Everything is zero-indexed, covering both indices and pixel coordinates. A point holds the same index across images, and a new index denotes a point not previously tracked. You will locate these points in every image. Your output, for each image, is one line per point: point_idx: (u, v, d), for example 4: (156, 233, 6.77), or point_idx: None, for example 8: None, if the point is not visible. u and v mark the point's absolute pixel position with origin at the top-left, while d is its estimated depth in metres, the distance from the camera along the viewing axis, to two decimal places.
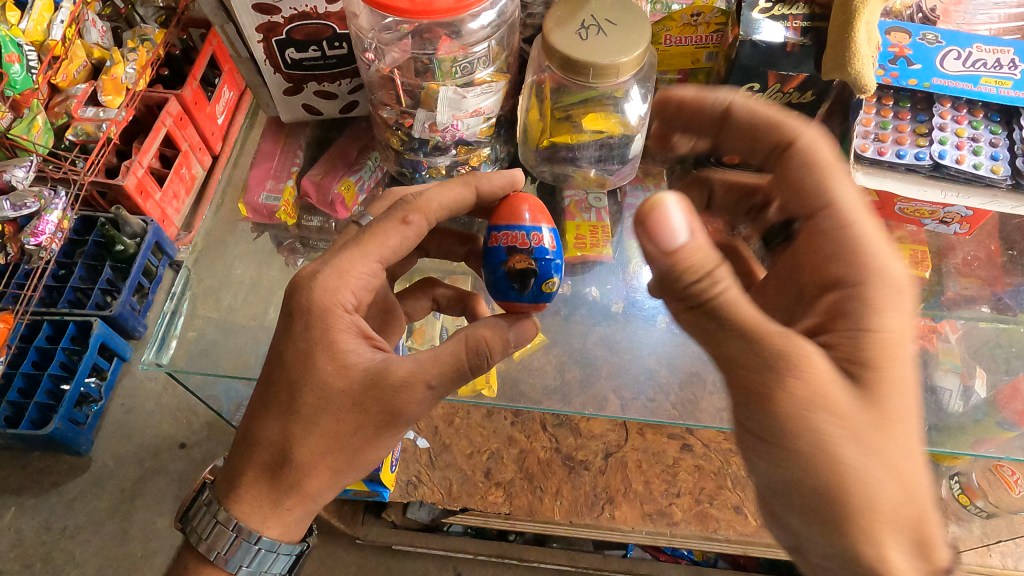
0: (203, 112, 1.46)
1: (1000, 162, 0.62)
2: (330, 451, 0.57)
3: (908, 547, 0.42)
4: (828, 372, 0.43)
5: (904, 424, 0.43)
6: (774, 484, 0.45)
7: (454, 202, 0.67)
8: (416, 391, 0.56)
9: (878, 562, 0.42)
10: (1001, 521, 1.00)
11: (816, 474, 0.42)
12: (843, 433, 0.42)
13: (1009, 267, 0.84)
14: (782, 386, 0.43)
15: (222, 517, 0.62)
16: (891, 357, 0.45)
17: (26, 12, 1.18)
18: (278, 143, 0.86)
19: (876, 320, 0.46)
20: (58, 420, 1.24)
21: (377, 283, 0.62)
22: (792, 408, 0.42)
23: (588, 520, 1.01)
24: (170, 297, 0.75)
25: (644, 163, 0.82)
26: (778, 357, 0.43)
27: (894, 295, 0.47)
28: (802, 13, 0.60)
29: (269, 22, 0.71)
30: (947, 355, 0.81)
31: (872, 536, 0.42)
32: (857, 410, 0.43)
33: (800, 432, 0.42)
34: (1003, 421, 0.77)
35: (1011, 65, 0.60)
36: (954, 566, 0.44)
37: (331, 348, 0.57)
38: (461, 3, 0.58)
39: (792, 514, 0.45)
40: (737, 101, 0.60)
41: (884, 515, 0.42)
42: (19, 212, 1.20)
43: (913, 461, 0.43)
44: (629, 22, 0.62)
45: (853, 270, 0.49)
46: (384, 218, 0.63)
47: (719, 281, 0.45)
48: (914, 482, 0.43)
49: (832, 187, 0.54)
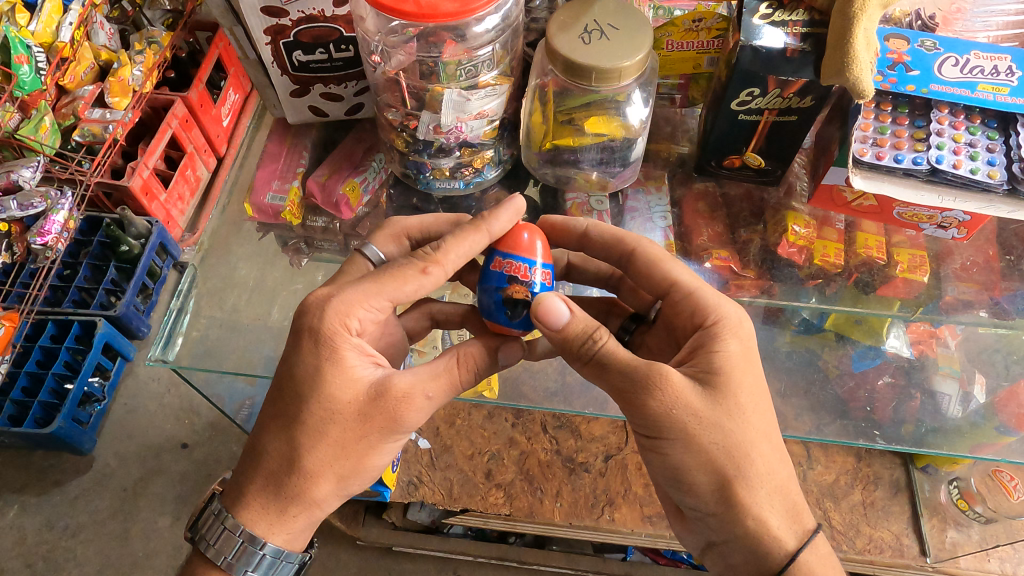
0: (208, 114, 1.46)
1: (996, 167, 0.62)
2: (336, 456, 0.59)
3: (769, 497, 0.57)
4: (687, 390, 0.55)
5: (753, 413, 0.57)
6: (670, 475, 0.58)
7: (470, 252, 0.63)
8: (416, 403, 0.58)
9: (749, 513, 0.56)
10: (1000, 526, 1.01)
11: (691, 459, 0.55)
12: (704, 430, 0.55)
13: (1007, 272, 0.81)
14: (652, 398, 0.55)
15: (229, 523, 0.63)
16: (734, 366, 0.58)
17: (35, 13, 1.23)
18: (283, 144, 0.86)
19: (719, 345, 0.59)
20: (62, 419, 1.25)
21: (384, 317, 0.62)
22: (661, 421, 0.55)
23: (588, 522, 1.01)
24: (176, 294, 0.77)
25: (646, 166, 0.84)
26: (644, 376, 0.55)
27: (732, 323, 0.61)
28: (801, 19, 0.61)
29: (277, 25, 0.73)
30: (946, 362, 0.88)
31: (743, 497, 0.56)
32: (712, 407, 0.55)
33: (673, 429, 0.55)
34: (1002, 426, 0.85)
35: (1008, 72, 0.61)
36: (806, 513, 0.58)
37: (336, 362, 0.58)
38: (465, 7, 0.59)
39: (688, 495, 0.57)
40: (592, 225, 0.72)
41: (746, 479, 0.55)
42: (25, 212, 1.23)
43: (762, 436, 0.57)
44: (630, 27, 0.63)
45: (699, 313, 0.63)
46: (403, 262, 0.61)
47: (599, 338, 0.58)
48: (767, 450, 0.57)
49: (672, 265, 0.67)
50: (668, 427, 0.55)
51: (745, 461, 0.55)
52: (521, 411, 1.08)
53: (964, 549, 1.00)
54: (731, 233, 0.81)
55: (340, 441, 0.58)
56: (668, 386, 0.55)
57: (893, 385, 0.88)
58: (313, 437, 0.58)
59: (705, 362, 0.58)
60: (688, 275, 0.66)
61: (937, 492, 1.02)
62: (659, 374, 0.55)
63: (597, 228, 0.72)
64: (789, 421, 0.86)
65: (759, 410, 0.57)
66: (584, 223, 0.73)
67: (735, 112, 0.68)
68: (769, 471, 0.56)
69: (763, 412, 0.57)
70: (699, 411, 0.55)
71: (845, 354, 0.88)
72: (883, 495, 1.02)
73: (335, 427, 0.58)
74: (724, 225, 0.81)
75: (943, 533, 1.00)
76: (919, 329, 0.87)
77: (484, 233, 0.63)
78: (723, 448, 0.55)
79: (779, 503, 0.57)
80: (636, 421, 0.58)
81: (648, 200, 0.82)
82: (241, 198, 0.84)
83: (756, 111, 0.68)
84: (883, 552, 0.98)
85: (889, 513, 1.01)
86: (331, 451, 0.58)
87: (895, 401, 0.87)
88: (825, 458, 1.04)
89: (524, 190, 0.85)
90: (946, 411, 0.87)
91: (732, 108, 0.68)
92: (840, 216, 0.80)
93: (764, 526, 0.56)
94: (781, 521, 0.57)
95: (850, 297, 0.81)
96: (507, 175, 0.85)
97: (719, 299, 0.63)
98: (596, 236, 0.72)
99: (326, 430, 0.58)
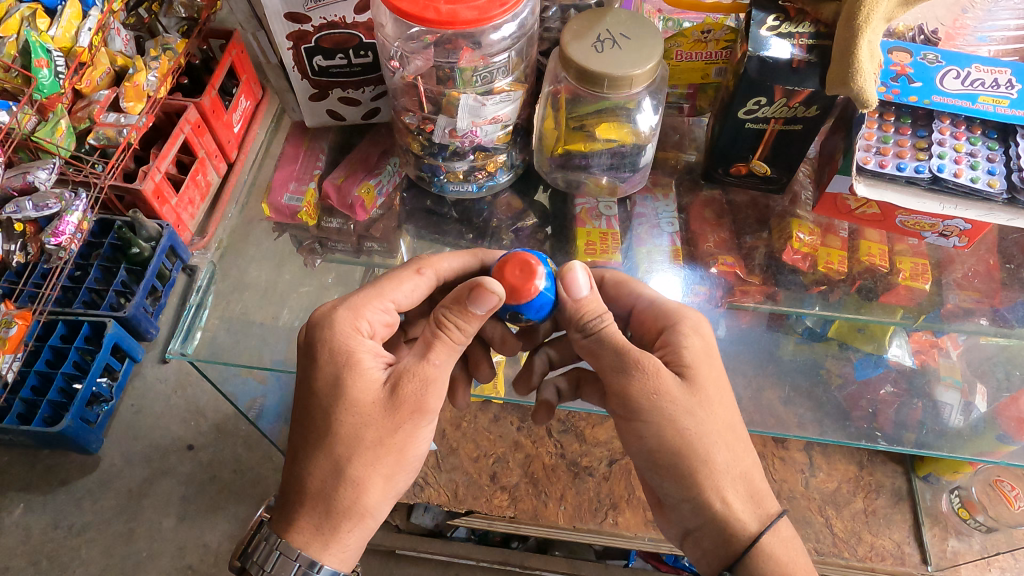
0: (220, 120, 1.47)
1: (996, 176, 0.64)
2: (376, 455, 0.60)
3: (735, 479, 0.61)
4: (665, 376, 0.60)
5: (718, 401, 0.61)
6: (644, 456, 0.61)
7: (463, 267, 0.72)
8: (430, 377, 0.60)
9: (718, 495, 0.60)
10: (1000, 535, 1.02)
11: (666, 440, 0.59)
12: (678, 412, 0.59)
13: (1007, 282, 0.82)
14: (632, 380, 0.59)
15: (284, 548, 0.61)
16: (703, 362, 0.63)
17: (56, 19, 1.25)
18: (301, 146, 0.89)
19: (685, 341, 0.64)
20: (70, 418, 1.26)
21: (391, 321, 0.68)
22: (642, 406, 0.59)
23: (592, 525, 1.02)
24: (197, 290, 0.80)
25: (654, 174, 0.86)
26: (628, 359, 0.60)
27: (697, 325, 0.66)
28: (807, 31, 0.63)
29: (299, 31, 0.75)
30: (949, 372, 0.89)
31: (711, 480, 0.60)
32: (685, 393, 0.60)
33: (652, 410, 0.59)
34: (1002, 435, 0.85)
35: (1008, 85, 0.63)
36: (774, 502, 0.63)
37: (354, 366, 0.61)
38: (484, 15, 0.61)
39: (661, 476, 0.61)
40: None
41: (716, 461, 0.60)
42: (41, 212, 1.23)
43: (728, 422, 0.61)
44: (641, 36, 0.65)
45: (663, 317, 0.67)
46: (399, 268, 0.69)
47: (605, 319, 0.62)
48: (733, 435, 0.61)
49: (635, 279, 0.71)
50: (647, 410, 0.59)
51: (713, 445, 0.60)
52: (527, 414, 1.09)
53: (964, 557, 1.01)
54: (737, 239, 0.83)
55: (352, 436, 0.59)
56: (648, 370, 0.59)
57: (895, 393, 0.90)
58: (327, 430, 0.60)
59: (675, 354, 0.63)
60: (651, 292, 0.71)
61: (939, 501, 1.03)
62: (641, 358, 0.60)
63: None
64: (793, 426, 0.87)
65: (722, 398, 0.62)
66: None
67: (742, 120, 0.70)
68: (735, 455, 0.61)
69: (726, 399, 0.62)
70: (673, 395, 0.59)
71: (847, 361, 0.90)
72: (885, 503, 1.02)
73: (348, 420, 0.60)
74: (729, 231, 0.83)
75: (943, 542, 1.01)
76: (920, 339, 0.89)
77: (479, 258, 0.73)
78: (695, 432, 0.59)
79: (745, 486, 0.62)
80: (619, 409, 0.61)
81: (656, 206, 0.84)
82: (259, 198, 0.86)
83: (762, 119, 0.69)
84: (885, 560, 0.98)
85: (890, 521, 1.01)
86: (343, 446, 0.60)
87: (897, 406, 0.89)
88: (827, 465, 1.04)
89: (534, 196, 0.87)
90: (947, 419, 0.88)
91: (740, 116, 0.70)
92: (844, 224, 0.82)
93: (732, 507, 0.60)
94: (747, 502, 0.61)
95: (853, 304, 0.83)
96: (518, 179, 0.87)
97: (681, 306, 0.68)
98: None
99: (339, 424, 0.60)
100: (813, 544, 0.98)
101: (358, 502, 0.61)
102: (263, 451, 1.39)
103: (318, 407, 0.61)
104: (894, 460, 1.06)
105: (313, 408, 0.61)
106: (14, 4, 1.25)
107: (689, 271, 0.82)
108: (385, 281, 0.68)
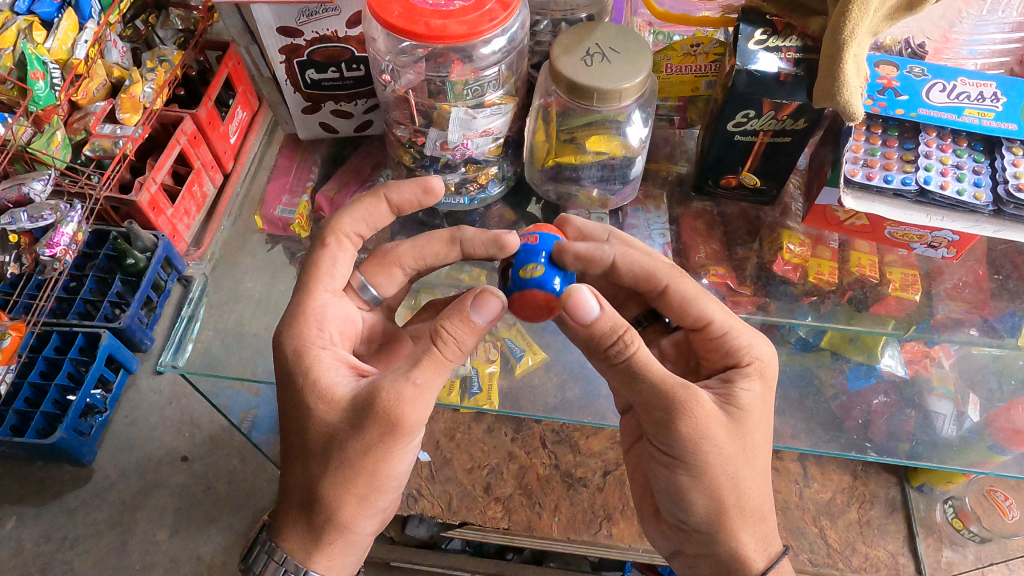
0: (216, 131, 1.44)
1: (982, 188, 0.65)
2: (347, 476, 0.60)
3: (752, 524, 0.62)
4: (713, 422, 0.59)
5: (758, 451, 0.62)
6: (669, 486, 0.63)
7: (367, 215, 0.70)
8: (406, 395, 0.58)
9: (739, 536, 0.62)
10: (994, 545, 1.03)
11: (701, 481, 0.60)
12: (721, 457, 0.59)
13: (997, 292, 0.83)
14: (683, 423, 0.58)
15: (277, 555, 0.63)
16: (756, 406, 0.63)
17: (52, 32, 1.25)
18: (294, 159, 0.90)
19: (748, 382, 0.63)
20: (63, 429, 1.26)
21: (338, 309, 0.68)
22: (688, 446, 0.59)
23: (585, 537, 1.01)
24: (187, 302, 0.79)
25: (645, 186, 0.87)
26: (677, 400, 0.58)
27: (761, 365, 0.65)
28: (795, 45, 0.64)
29: (292, 45, 0.76)
30: (941, 382, 0.90)
31: (734, 522, 0.61)
32: (732, 439, 0.60)
33: (696, 454, 0.59)
34: (994, 445, 0.86)
35: (993, 98, 0.64)
36: (781, 540, 0.66)
37: (317, 388, 0.61)
38: (474, 29, 0.62)
39: (679, 508, 0.63)
40: (621, 258, 0.68)
41: (744, 504, 0.61)
42: (35, 224, 1.22)
43: (760, 472, 0.62)
44: (632, 50, 0.65)
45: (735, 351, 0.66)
46: (315, 249, 0.69)
47: (630, 342, 0.58)
48: (761, 484, 0.63)
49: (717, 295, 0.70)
50: (693, 452, 0.59)
51: (741, 491, 0.61)
52: (521, 425, 1.09)
53: (958, 567, 1.01)
54: (728, 250, 0.83)
55: (344, 447, 0.59)
56: (702, 416, 0.58)
57: (887, 403, 0.90)
58: (317, 443, 0.60)
59: (731, 392, 0.62)
60: (723, 311, 0.67)
61: (932, 511, 1.04)
62: (693, 402, 0.58)
63: (626, 259, 0.69)
64: (785, 437, 0.88)
65: (760, 444, 0.63)
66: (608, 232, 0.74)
67: (731, 133, 0.71)
68: (758, 503, 0.62)
69: (763, 447, 0.63)
70: (718, 442, 0.59)
71: (839, 371, 0.90)
72: (880, 514, 1.02)
73: (333, 432, 0.60)
74: (721, 242, 0.84)
75: (938, 552, 1.01)
76: (914, 349, 0.89)
77: (383, 199, 0.70)
78: (730, 478, 0.60)
79: (758, 530, 0.63)
80: (659, 438, 0.60)
81: (647, 218, 0.84)
82: (252, 210, 0.86)
83: (751, 132, 0.70)
84: (880, 570, 0.98)
85: (885, 532, 1.01)
86: (327, 457, 0.60)
87: (889, 416, 0.89)
88: (821, 476, 1.04)
89: (527, 207, 0.86)
90: (939, 430, 0.88)
91: (728, 129, 0.70)
92: (834, 235, 0.82)
93: (743, 548, 0.62)
94: (757, 544, 0.63)
95: (844, 315, 0.82)
96: (511, 191, 0.87)
97: (753, 337, 0.66)
98: (625, 269, 0.69)
99: (327, 436, 0.60)
100: (807, 555, 0.98)
101: (345, 515, 0.61)
102: (257, 463, 1.38)
103: (302, 419, 0.61)
104: (888, 469, 1.05)
105: (299, 421, 0.61)
106: (11, 17, 1.26)
107: None
108: (309, 272, 0.67)
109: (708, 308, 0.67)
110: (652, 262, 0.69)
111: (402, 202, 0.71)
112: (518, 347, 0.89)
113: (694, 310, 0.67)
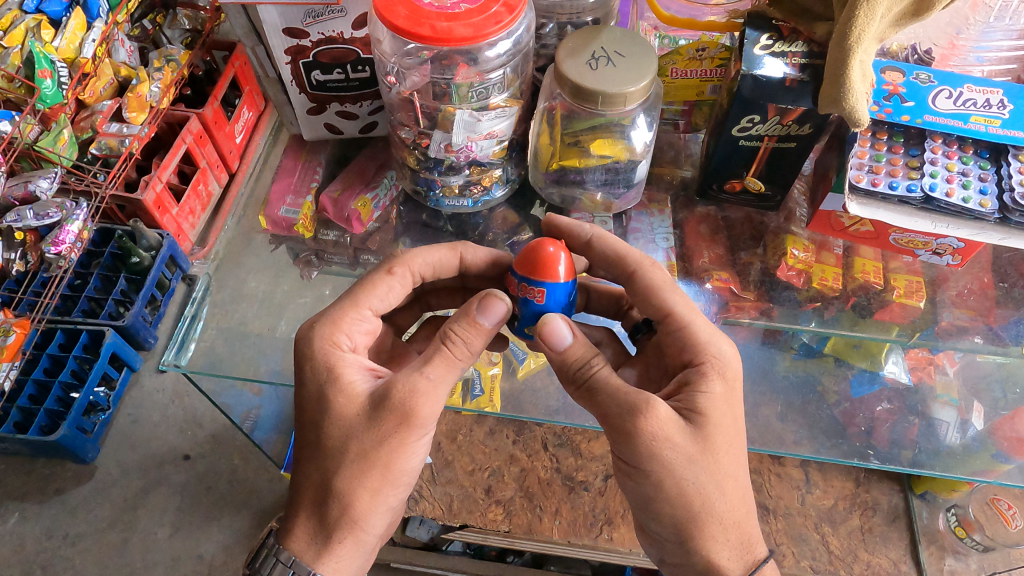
0: (222, 131, 1.43)
1: (988, 196, 0.64)
2: (362, 469, 0.60)
3: (721, 532, 0.61)
4: (671, 425, 0.57)
5: (727, 454, 0.60)
6: (637, 497, 0.62)
7: (438, 263, 0.72)
8: (421, 389, 0.59)
9: (712, 543, 0.61)
10: (997, 555, 1.02)
11: (664, 490, 0.59)
12: (683, 463, 0.58)
13: (1001, 300, 0.82)
14: (637, 429, 0.57)
15: (284, 556, 0.63)
16: (722, 410, 0.60)
17: (60, 31, 1.26)
18: (298, 159, 0.90)
19: (706, 384, 0.60)
20: (68, 426, 1.26)
21: (372, 329, 0.68)
22: (644, 455, 0.58)
23: (586, 541, 1.01)
24: (191, 301, 0.79)
25: (649, 190, 0.86)
26: (631, 406, 0.57)
27: (720, 363, 0.62)
28: (801, 50, 0.64)
29: (297, 46, 0.77)
30: (945, 389, 0.89)
31: (702, 529, 0.60)
32: (694, 444, 0.58)
33: (654, 461, 0.58)
34: (998, 454, 0.86)
35: (999, 105, 0.64)
36: (767, 551, 0.64)
37: (337, 382, 0.61)
38: (480, 32, 0.62)
39: (652, 519, 0.63)
40: (596, 236, 0.72)
41: (716, 512, 0.60)
42: (41, 221, 1.22)
43: (731, 476, 0.60)
44: (637, 54, 0.66)
45: (688, 349, 0.63)
46: (373, 269, 0.69)
47: (595, 365, 0.61)
48: (731, 489, 0.60)
49: (670, 293, 0.67)
50: (648, 459, 0.57)
51: (709, 498, 0.59)
52: (523, 428, 1.09)
53: None
54: (732, 255, 0.83)
55: (340, 440, 0.59)
56: (655, 421, 0.57)
57: (891, 411, 0.89)
58: (322, 446, 0.60)
59: (689, 398, 0.60)
60: (685, 304, 0.66)
61: (935, 519, 1.03)
62: (647, 406, 0.57)
63: (602, 240, 0.72)
64: (787, 442, 0.87)
65: (730, 449, 0.60)
66: (589, 233, 0.73)
67: (736, 138, 0.71)
68: (730, 510, 0.61)
69: (735, 451, 0.60)
70: (679, 447, 0.57)
71: (843, 377, 0.89)
72: (882, 521, 1.01)
73: (331, 427, 0.60)
74: (724, 247, 0.83)
75: (940, 561, 1.00)
76: (918, 356, 0.89)
77: (458, 255, 0.73)
78: (692, 485, 0.58)
79: (732, 539, 0.62)
80: (616, 445, 0.60)
81: (651, 222, 0.84)
82: (256, 211, 0.87)
83: (756, 137, 0.70)
84: None
85: (887, 539, 1.00)
86: (337, 452, 0.60)
87: (892, 423, 0.89)
88: (823, 482, 1.03)
89: (530, 211, 0.87)
90: (942, 437, 0.88)
91: (734, 134, 0.70)
92: (838, 241, 0.82)
93: (713, 556, 0.62)
94: (731, 553, 0.62)
95: (848, 320, 0.82)
96: (515, 194, 0.87)
97: (710, 334, 0.64)
98: (600, 249, 0.72)
99: (329, 437, 0.60)
100: (809, 561, 0.98)
101: (350, 513, 0.61)
102: (259, 463, 1.38)
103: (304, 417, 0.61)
104: (891, 477, 1.05)
105: (309, 420, 0.62)
106: (19, 15, 1.27)
107: (686, 286, 0.81)
108: (360, 287, 0.67)
109: (667, 299, 0.66)
110: (625, 246, 0.71)
111: (472, 264, 0.74)
112: (521, 349, 0.89)
113: (655, 299, 0.67)
